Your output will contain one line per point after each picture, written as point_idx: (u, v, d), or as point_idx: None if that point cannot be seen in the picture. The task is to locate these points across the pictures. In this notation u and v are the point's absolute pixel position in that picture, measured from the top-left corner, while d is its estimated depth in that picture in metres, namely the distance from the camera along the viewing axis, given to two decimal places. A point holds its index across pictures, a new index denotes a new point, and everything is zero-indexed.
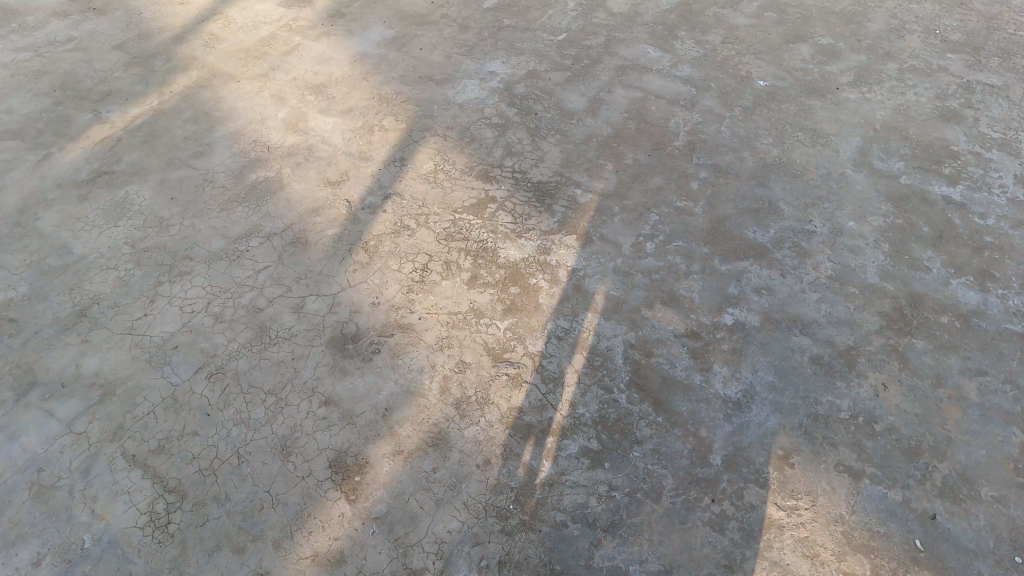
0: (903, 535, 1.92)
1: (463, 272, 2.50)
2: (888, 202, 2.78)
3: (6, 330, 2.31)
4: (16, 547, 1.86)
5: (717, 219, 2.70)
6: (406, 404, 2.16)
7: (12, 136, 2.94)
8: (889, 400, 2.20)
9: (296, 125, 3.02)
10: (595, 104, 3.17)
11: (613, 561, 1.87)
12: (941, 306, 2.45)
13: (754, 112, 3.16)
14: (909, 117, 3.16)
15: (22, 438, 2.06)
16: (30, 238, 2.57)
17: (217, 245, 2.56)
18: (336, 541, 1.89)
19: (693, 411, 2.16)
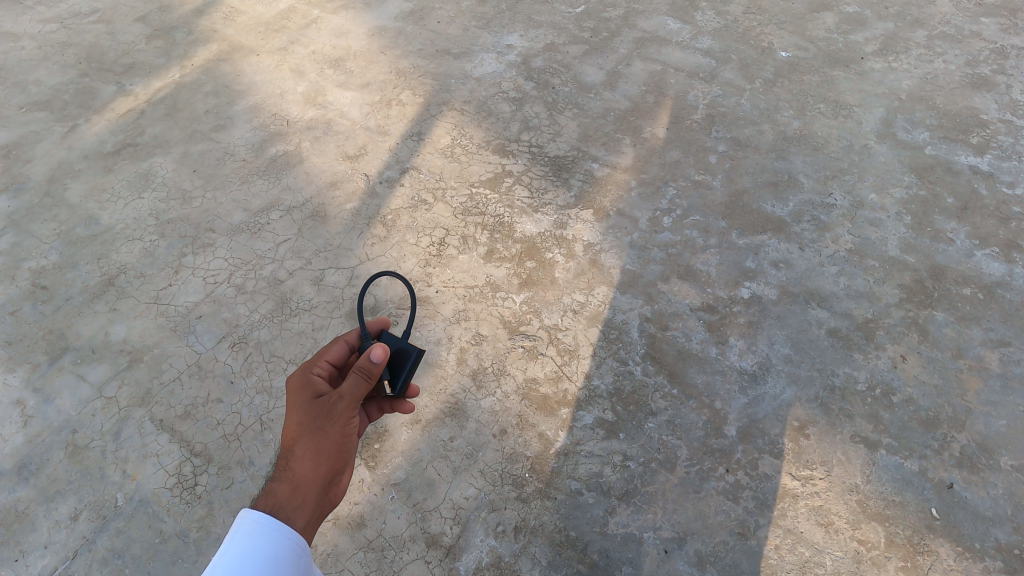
0: (918, 503, 1.93)
1: (479, 246, 2.51)
2: (912, 173, 2.75)
3: (38, 296, 2.37)
4: (54, 502, 1.93)
5: (735, 193, 2.68)
6: (424, 375, 2.19)
7: (39, 107, 2.99)
8: (907, 371, 2.20)
9: (315, 99, 3.04)
10: (613, 77, 3.15)
11: (628, 528, 1.89)
12: (964, 278, 2.43)
13: (775, 84, 3.12)
14: (937, 85, 3.10)
15: (55, 401, 2.13)
16: (59, 208, 2.62)
17: (238, 218, 2.60)
18: (356, 506, 1.93)
19: (708, 384, 2.17)
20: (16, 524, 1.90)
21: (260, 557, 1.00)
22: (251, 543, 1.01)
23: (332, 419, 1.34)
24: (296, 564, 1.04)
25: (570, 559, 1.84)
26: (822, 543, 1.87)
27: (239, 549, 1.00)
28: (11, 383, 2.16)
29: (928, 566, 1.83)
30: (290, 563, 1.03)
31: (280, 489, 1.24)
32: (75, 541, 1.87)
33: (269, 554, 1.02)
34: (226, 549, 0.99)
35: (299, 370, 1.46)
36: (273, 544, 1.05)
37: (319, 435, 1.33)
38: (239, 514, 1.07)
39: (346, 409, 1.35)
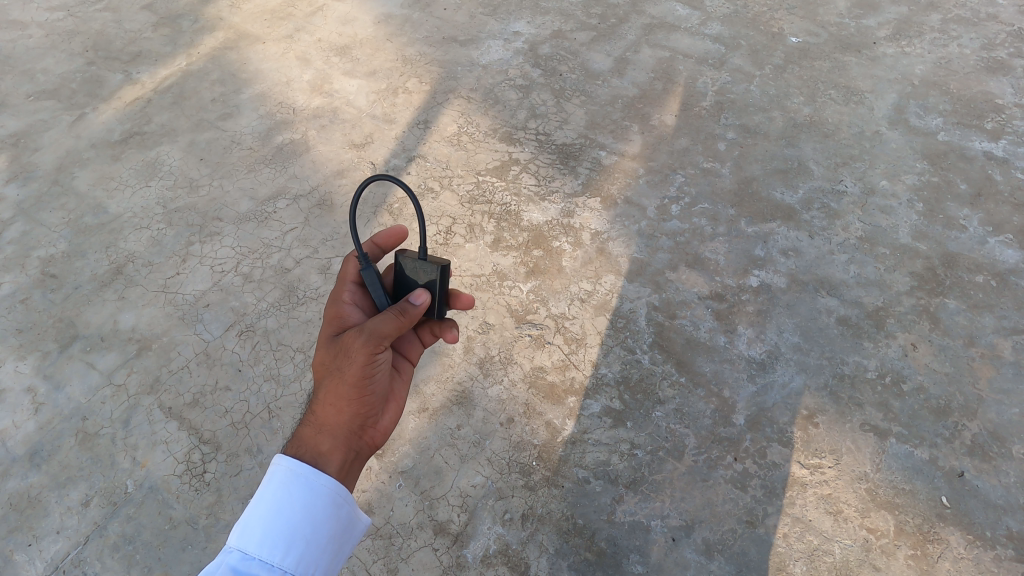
0: (928, 492, 1.92)
1: (486, 235, 2.50)
2: (924, 160, 2.72)
3: (48, 285, 2.38)
4: (66, 488, 1.95)
5: (744, 180, 2.66)
6: (431, 363, 2.18)
7: (47, 96, 2.99)
8: (918, 360, 2.18)
9: (322, 87, 3.03)
10: (621, 64, 3.13)
11: (635, 516, 1.89)
12: (977, 265, 2.40)
13: (786, 70, 3.08)
14: (950, 70, 3.06)
15: (65, 388, 2.14)
16: (67, 196, 2.63)
17: (245, 207, 2.59)
18: (363, 493, 1.94)
19: (716, 372, 2.16)
20: (27, 510, 1.92)
21: (296, 511, 1.13)
22: (286, 495, 1.14)
23: (349, 357, 1.34)
24: (332, 516, 1.17)
25: (577, 547, 1.85)
26: (831, 531, 1.86)
27: (276, 500, 1.13)
28: (22, 371, 2.18)
29: (938, 555, 1.82)
30: (326, 514, 1.16)
31: (304, 432, 1.32)
32: (86, 527, 1.88)
33: (306, 505, 1.15)
34: (265, 497, 1.13)
35: (332, 302, 1.51)
36: (313, 493, 1.17)
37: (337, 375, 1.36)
38: (272, 462, 1.18)
39: (363, 346, 1.33)
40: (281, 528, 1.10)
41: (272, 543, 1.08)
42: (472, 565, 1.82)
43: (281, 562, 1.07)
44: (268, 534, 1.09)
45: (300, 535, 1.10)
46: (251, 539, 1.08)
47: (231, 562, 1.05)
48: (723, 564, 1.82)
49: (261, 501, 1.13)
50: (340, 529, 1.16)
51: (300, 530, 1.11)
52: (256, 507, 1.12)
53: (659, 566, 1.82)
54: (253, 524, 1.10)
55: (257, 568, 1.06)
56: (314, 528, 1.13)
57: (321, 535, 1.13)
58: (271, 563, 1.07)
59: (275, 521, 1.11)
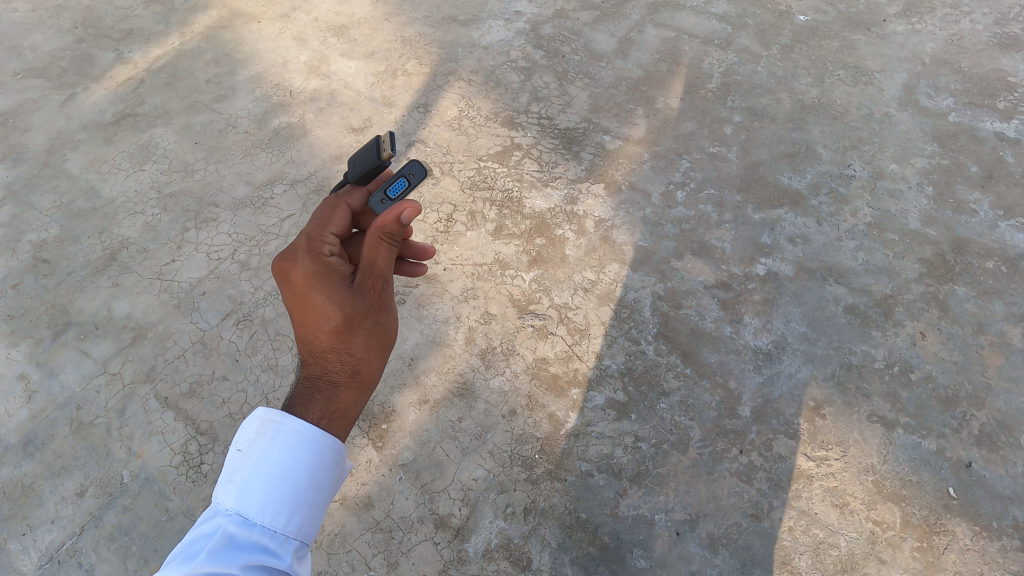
0: (936, 483, 1.90)
1: (488, 222, 2.45)
2: (934, 142, 2.66)
3: (40, 270, 2.34)
4: (61, 478, 1.92)
5: (751, 165, 2.60)
6: (432, 354, 2.15)
7: (36, 74, 2.92)
8: (927, 349, 2.14)
9: (319, 68, 2.96)
10: (625, 44, 3.05)
11: (638, 509, 1.87)
12: (987, 250, 2.35)
13: (793, 50, 3.01)
14: (962, 48, 2.99)
15: (59, 376, 2.11)
16: (58, 179, 2.58)
17: (242, 192, 2.54)
18: (363, 486, 1.91)
19: (722, 363, 2.12)
20: (21, 500, 1.89)
21: (300, 476, 1.10)
22: (290, 458, 1.10)
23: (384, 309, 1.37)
24: (332, 478, 1.15)
25: (580, 541, 1.83)
26: (836, 524, 1.84)
27: (278, 462, 1.09)
28: (15, 358, 2.14)
29: (944, 547, 1.80)
30: (328, 477, 1.14)
31: (345, 395, 1.28)
32: (82, 517, 1.86)
33: (311, 469, 1.11)
34: (267, 459, 1.09)
35: (307, 254, 1.31)
36: (317, 457, 1.13)
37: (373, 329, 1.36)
38: (272, 418, 1.12)
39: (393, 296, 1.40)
40: (283, 493, 1.07)
41: (274, 510, 1.06)
42: (474, 559, 1.80)
43: (283, 530, 1.06)
44: (270, 500, 1.06)
45: (304, 502, 1.09)
46: (252, 506, 1.05)
47: (230, 526, 1.03)
48: (727, 557, 1.80)
49: (262, 463, 1.08)
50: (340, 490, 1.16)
51: (304, 497, 1.09)
52: (257, 469, 1.08)
53: (663, 560, 1.80)
54: (253, 487, 1.07)
55: (259, 536, 1.04)
56: (316, 492, 1.11)
57: (322, 498, 1.12)
58: (273, 530, 1.05)
59: (277, 486, 1.08)
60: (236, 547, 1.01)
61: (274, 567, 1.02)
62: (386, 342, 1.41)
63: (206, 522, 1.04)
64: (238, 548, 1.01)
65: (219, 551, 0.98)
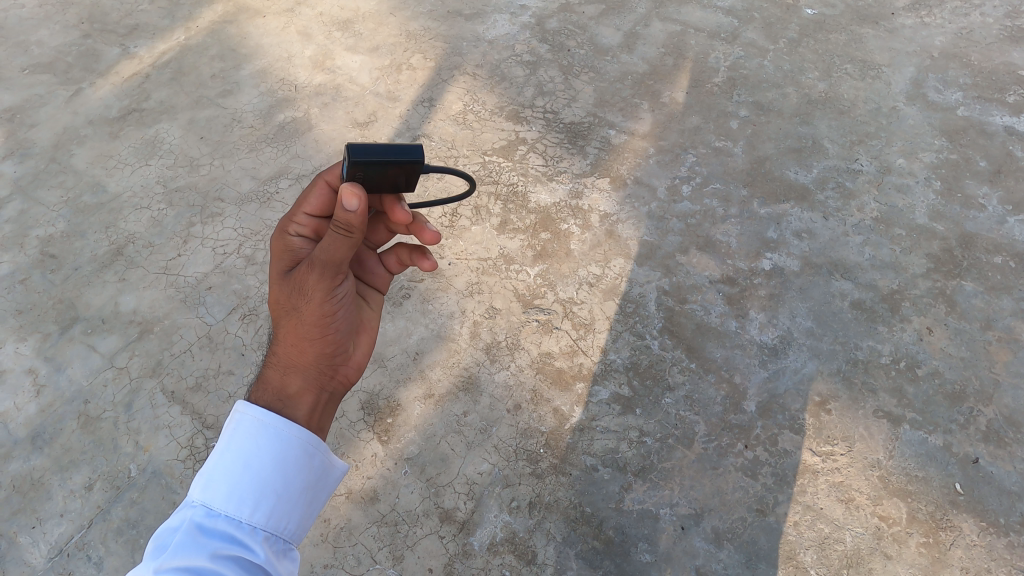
0: (942, 479, 1.89)
1: (492, 217, 2.45)
2: (943, 136, 2.64)
3: (47, 265, 2.34)
4: (69, 472, 1.93)
5: (757, 159, 2.59)
6: (436, 349, 2.15)
7: (42, 70, 2.93)
8: (934, 344, 2.13)
9: (324, 63, 2.95)
10: (630, 38, 3.04)
11: (643, 504, 1.87)
12: (996, 246, 2.34)
13: (800, 43, 2.99)
14: (971, 42, 2.96)
15: (66, 371, 2.11)
16: (65, 174, 2.59)
17: (247, 187, 2.55)
18: (369, 480, 1.92)
19: (727, 358, 2.12)
20: (30, 493, 1.90)
21: (266, 464, 1.07)
22: (255, 447, 1.08)
23: (304, 295, 1.25)
24: (304, 466, 1.11)
25: (585, 535, 1.83)
26: (842, 519, 1.84)
27: (243, 452, 1.07)
28: (23, 352, 2.15)
29: (951, 542, 1.80)
30: (299, 466, 1.10)
31: (271, 376, 1.27)
32: (90, 510, 1.87)
33: (277, 458, 1.09)
34: (232, 449, 1.07)
35: (278, 232, 1.40)
36: (283, 445, 1.10)
37: (295, 314, 1.26)
38: (236, 409, 1.10)
39: (319, 281, 1.23)
40: (249, 483, 1.05)
41: (240, 500, 1.03)
42: (479, 553, 1.81)
43: (251, 519, 1.03)
44: (235, 489, 1.04)
45: (271, 490, 1.06)
46: (217, 496, 1.03)
47: (196, 518, 1.00)
48: (732, 552, 1.80)
49: (228, 453, 1.06)
50: (313, 480, 1.12)
51: (271, 485, 1.06)
52: (223, 460, 1.06)
53: (668, 555, 1.80)
54: (219, 478, 1.04)
55: (225, 525, 1.01)
56: (284, 482, 1.08)
57: (293, 488, 1.09)
58: (241, 520, 1.02)
59: (244, 475, 1.05)
60: (202, 536, 0.98)
61: (243, 557, 0.98)
62: (331, 329, 1.30)
63: (174, 516, 1.01)
64: (204, 539, 0.97)
65: (183, 541, 0.95)
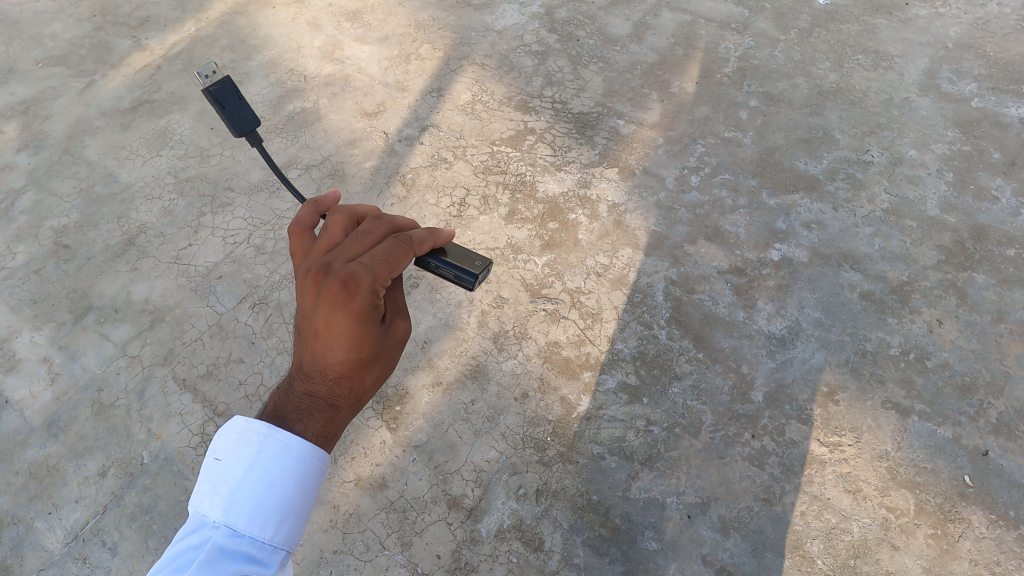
0: (951, 470, 1.89)
1: (501, 207, 2.45)
2: (956, 128, 2.62)
3: (61, 255, 2.37)
4: (83, 458, 1.96)
5: (767, 150, 2.58)
6: (444, 337, 2.16)
7: (55, 62, 2.95)
8: (944, 336, 2.12)
9: (333, 53, 2.96)
10: (640, 29, 3.03)
11: (650, 493, 1.88)
12: (1008, 238, 2.33)
13: (812, 34, 2.97)
14: (986, 32, 2.94)
15: (80, 359, 2.14)
16: (78, 165, 2.61)
17: (257, 177, 2.56)
18: (377, 467, 1.94)
19: (735, 348, 2.12)
20: (46, 479, 1.93)
21: (288, 485, 1.06)
22: (279, 469, 1.06)
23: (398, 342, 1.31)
24: (318, 485, 1.12)
25: (592, 523, 1.84)
26: (849, 509, 1.84)
27: (266, 473, 1.05)
28: (38, 341, 2.18)
29: (959, 534, 1.79)
30: (315, 485, 1.11)
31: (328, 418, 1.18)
32: (104, 496, 1.90)
33: (298, 478, 1.08)
34: (255, 469, 1.05)
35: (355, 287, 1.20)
36: (303, 465, 1.09)
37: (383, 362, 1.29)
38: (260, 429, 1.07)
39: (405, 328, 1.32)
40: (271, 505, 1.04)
41: (263, 521, 1.02)
42: (487, 540, 1.82)
43: (272, 541, 1.03)
44: (259, 511, 1.02)
45: (292, 511, 1.06)
46: (241, 517, 1.01)
47: (219, 539, 0.99)
48: (738, 541, 1.81)
49: (251, 473, 1.04)
50: (324, 497, 1.13)
51: (291, 506, 1.06)
52: (245, 480, 1.04)
53: (675, 543, 1.81)
54: (243, 499, 1.02)
55: (248, 547, 1.00)
56: (302, 505, 1.08)
57: (309, 507, 1.09)
58: (261, 541, 1.02)
59: (266, 497, 1.04)
60: (227, 559, 0.97)
61: None
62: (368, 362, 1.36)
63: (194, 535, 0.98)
64: (226, 561, 0.96)
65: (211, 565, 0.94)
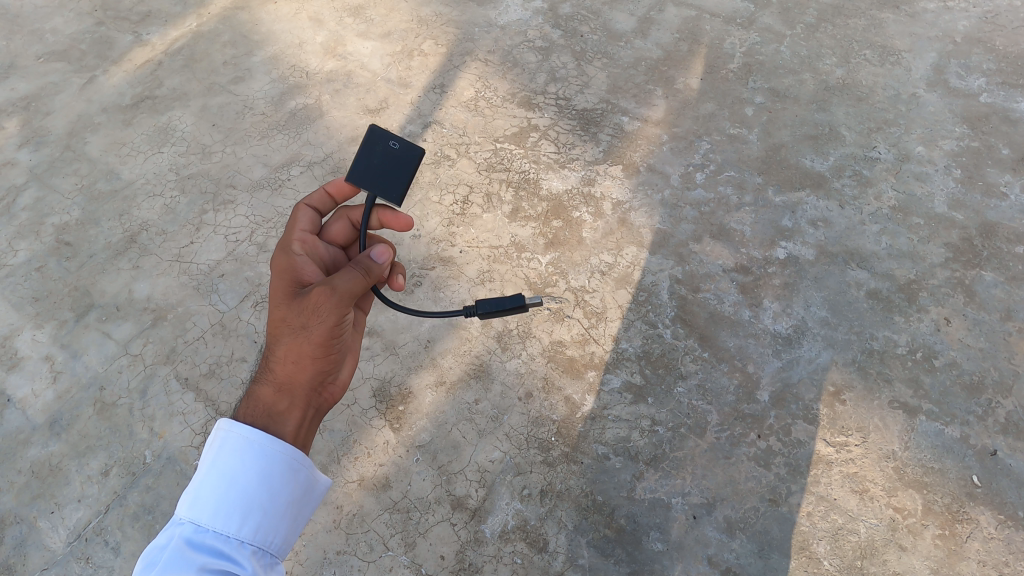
0: (959, 471, 1.87)
1: (504, 204, 2.44)
2: (964, 123, 2.59)
3: (62, 252, 2.36)
4: (86, 457, 1.95)
5: (772, 147, 2.55)
6: (448, 336, 2.15)
7: (56, 57, 2.93)
8: (952, 335, 2.10)
9: (335, 49, 2.94)
10: (645, 24, 3.00)
11: (656, 493, 1.86)
12: (1016, 235, 2.30)
13: (818, 29, 2.94)
14: (994, 27, 2.91)
15: (82, 358, 2.13)
16: (79, 162, 2.59)
17: (259, 174, 2.54)
18: (381, 467, 1.93)
19: (741, 347, 2.10)
20: (48, 478, 1.92)
21: (250, 480, 1.15)
22: (239, 464, 1.15)
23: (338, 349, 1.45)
24: (287, 482, 1.19)
25: (596, 523, 1.83)
26: (856, 510, 1.82)
27: (228, 470, 1.15)
28: (40, 339, 2.17)
29: (967, 535, 1.78)
30: (282, 481, 1.18)
31: (264, 394, 1.34)
32: (107, 496, 1.89)
33: (261, 472, 1.16)
34: (218, 467, 1.15)
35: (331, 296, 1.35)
36: (267, 461, 1.18)
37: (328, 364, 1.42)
38: (221, 428, 1.19)
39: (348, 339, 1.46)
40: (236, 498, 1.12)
41: (227, 514, 1.11)
42: (491, 540, 1.81)
43: (238, 534, 1.10)
44: (221, 506, 1.11)
45: (257, 504, 1.13)
46: (204, 511, 1.11)
47: (185, 534, 1.08)
48: (744, 542, 1.80)
49: (215, 471, 1.14)
50: (297, 494, 1.20)
51: (256, 499, 1.14)
52: (213, 478, 1.13)
53: (680, 544, 1.79)
54: (206, 496, 1.12)
55: (214, 539, 1.08)
56: (269, 497, 1.15)
57: (279, 503, 1.16)
58: (227, 534, 1.09)
59: (230, 491, 1.13)
60: (192, 549, 1.06)
61: (232, 570, 1.05)
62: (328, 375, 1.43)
63: (163, 533, 1.09)
64: (192, 551, 1.05)
65: (172, 555, 1.03)
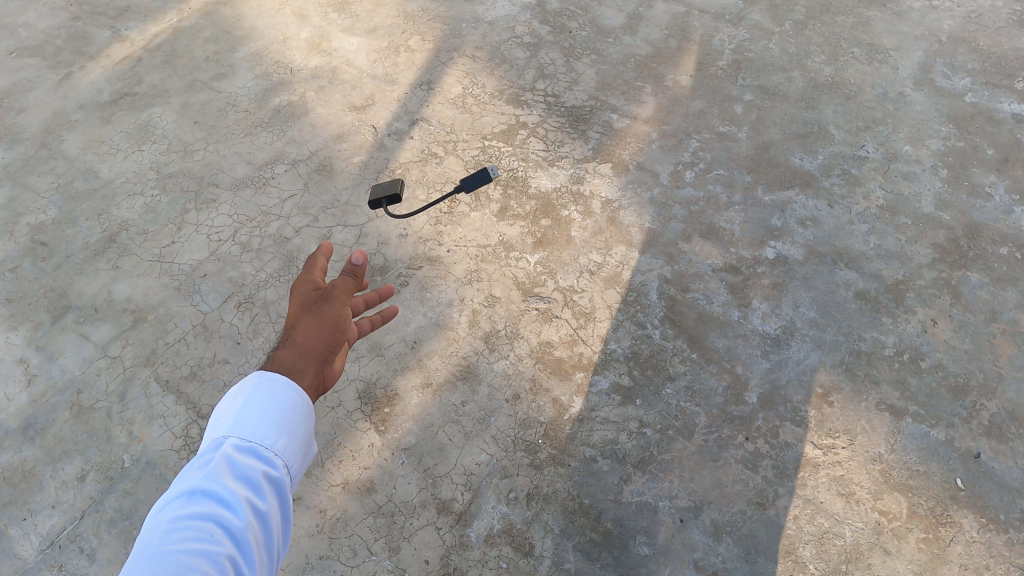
0: (943, 474, 1.87)
1: (492, 203, 2.41)
2: (950, 123, 2.59)
3: (38, 253, 2.31)
4: (62, 462, 1.92)
5: (761, 145, 2.54)
6: (435, 337, 2.12)
7: (31, 53, 2.87)
8: (938, 336, 2.10)
9: (320, 45, 2.90)
10: (633, 20, 2.98)
11: (642, 496, 1.85)
12: (1002, 236, 2.30)
13: (806, 26, 2.93)
14: (980, 26, 2.90)
15: (59, 360, 2.09)
16: (56, 160, 2.54)
17: (242, 172, 2.50)
18: (366, 471, 1.90)
19: (729, 348, 2.09)
20: (22, 484, 1.89)
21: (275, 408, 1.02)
22: (271, 396, 1.03)
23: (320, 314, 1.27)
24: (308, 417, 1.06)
25: (583, 527, 1.81)
26: (842, 513, 1.82)
27: (257, 402, 1.01)
28: (14, 342, 2.13)
29: (951, 538, 1.78)
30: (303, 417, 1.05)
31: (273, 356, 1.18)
32: (83, 502, 1.86)
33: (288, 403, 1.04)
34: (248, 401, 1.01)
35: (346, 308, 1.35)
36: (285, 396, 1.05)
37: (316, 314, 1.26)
38: (252, 374, 1.05)
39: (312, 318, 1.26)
40: (273, 418, 1.00)
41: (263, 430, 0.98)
42: (476, 544, 1.79)
43: (274, 446, 0.97)
44: (255, 425, 0.98)
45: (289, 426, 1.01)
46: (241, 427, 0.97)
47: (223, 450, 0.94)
48: (730, 546, 1.78)
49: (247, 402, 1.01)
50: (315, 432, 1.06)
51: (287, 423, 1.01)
52: (247, 402, 1.00)
53: (666, 547, 1.78)
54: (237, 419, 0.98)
55: (253, 454, 0.94)
56: (300, 426, 1.03)
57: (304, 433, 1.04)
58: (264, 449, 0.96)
59: (267, 413, 1.00)
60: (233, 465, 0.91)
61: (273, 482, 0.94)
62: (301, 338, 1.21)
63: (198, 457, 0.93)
64: (234, 463, 0.92)
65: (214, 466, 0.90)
